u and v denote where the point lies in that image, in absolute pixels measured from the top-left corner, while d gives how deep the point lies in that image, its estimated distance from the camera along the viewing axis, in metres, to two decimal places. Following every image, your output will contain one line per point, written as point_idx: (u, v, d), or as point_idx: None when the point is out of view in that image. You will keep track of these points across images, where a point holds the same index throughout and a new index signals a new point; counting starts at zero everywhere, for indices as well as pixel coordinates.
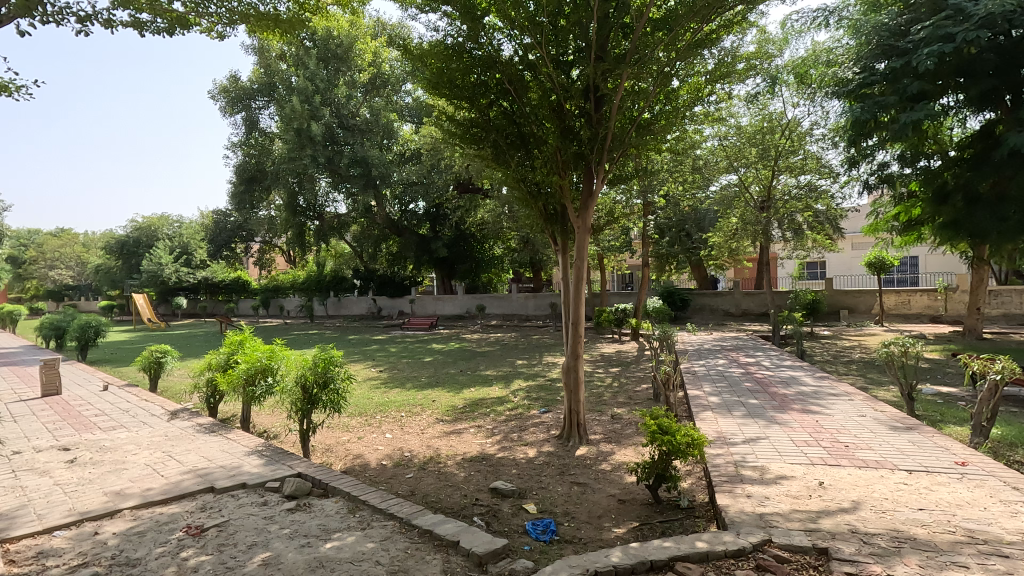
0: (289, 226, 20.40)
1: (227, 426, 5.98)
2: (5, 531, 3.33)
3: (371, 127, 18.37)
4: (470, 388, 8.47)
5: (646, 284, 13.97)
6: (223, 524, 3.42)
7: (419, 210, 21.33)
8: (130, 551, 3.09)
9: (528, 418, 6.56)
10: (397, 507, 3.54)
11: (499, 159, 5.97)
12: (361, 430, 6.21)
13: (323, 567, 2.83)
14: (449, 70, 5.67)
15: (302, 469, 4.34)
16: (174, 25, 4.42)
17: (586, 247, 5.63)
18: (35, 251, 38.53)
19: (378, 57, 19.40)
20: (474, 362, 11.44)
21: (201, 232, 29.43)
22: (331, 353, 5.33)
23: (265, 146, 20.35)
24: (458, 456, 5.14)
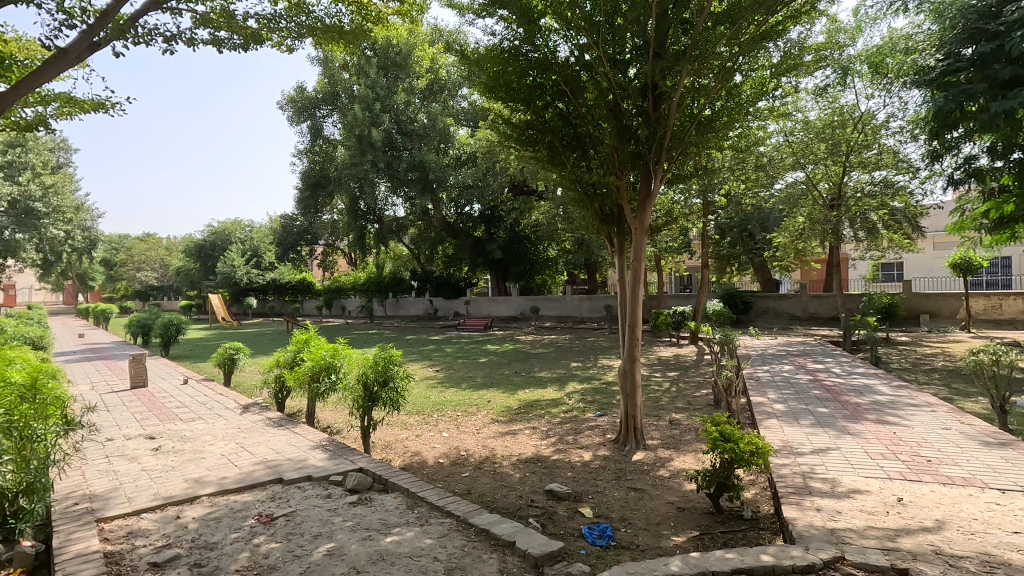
0: (351, 229, 21.16)
1: (294, 421, 6.27)
2: (101, 511, 3.63)
3: (428, 132, 18.77)
4: (525, 390, 8.49)
5: (706, 286, 13.53)
6: (291, 514, 3.58)
7: (474, 212, 21.61)
8: (208, 535, 3.30)
9: (583, 421, 6.50)
10: (455, 505, 3.59)
11: (555, 161, 5.97)
12: (419, 428, 6.35)
13: (384, 561, 2.91)
14: (506, 73, 5.73)
15: (363, 464, 4.49)
16: (249, 41, 4.66)
17: (643, 248, 5.55)
18: (125, 254, 41.89)
19: (436, 63, 19.85)
20: (529, 364, 11.46)
21: (270, 236, 31.03)
22: (390, 352, 5.49)
23: (328, 153, 21.21)
24: (514, 457, 5.17)
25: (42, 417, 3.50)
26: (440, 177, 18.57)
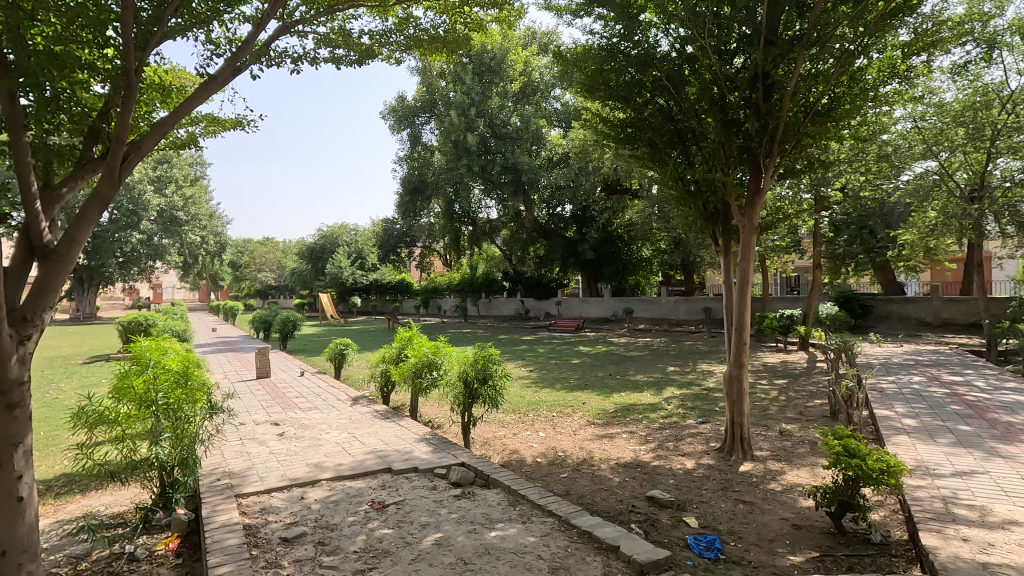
0: (447, 232, 21.94)
1: (399, 414, 6.61)
2: (238, 488, 4.05)
3: (521, 134, 18.98)
4: (621, 393, 8.33)
5: (818, 289, 12.51)
6: (401, 502, 3.79)
7: (566, 213, 21.56)
8: (329, 516, 3.57)
9: (683, 427, 6.27)
10: (556, 505, 3.60)
11: (655, 159, 5.80)
12: (515, 427, 6.44)
13: (489, 554, 2.99)
14: (604, 72, 5.68)
15: (465, 459, 4.64)
16: (364, 57, 4.72)
17: (751, 247, 5.25)
18: (249, 257, 46.40)
19: (529, 66, 20.09)
20: (624, 366, 11.23)
21: (372, 239, 32.95)
22: (489, 351, 5.62)
23: (426, 159, 22.10)
24: (612, 460, 5.09)
25: (188, 402, 3.87)
26: (532, 179, 18.73)
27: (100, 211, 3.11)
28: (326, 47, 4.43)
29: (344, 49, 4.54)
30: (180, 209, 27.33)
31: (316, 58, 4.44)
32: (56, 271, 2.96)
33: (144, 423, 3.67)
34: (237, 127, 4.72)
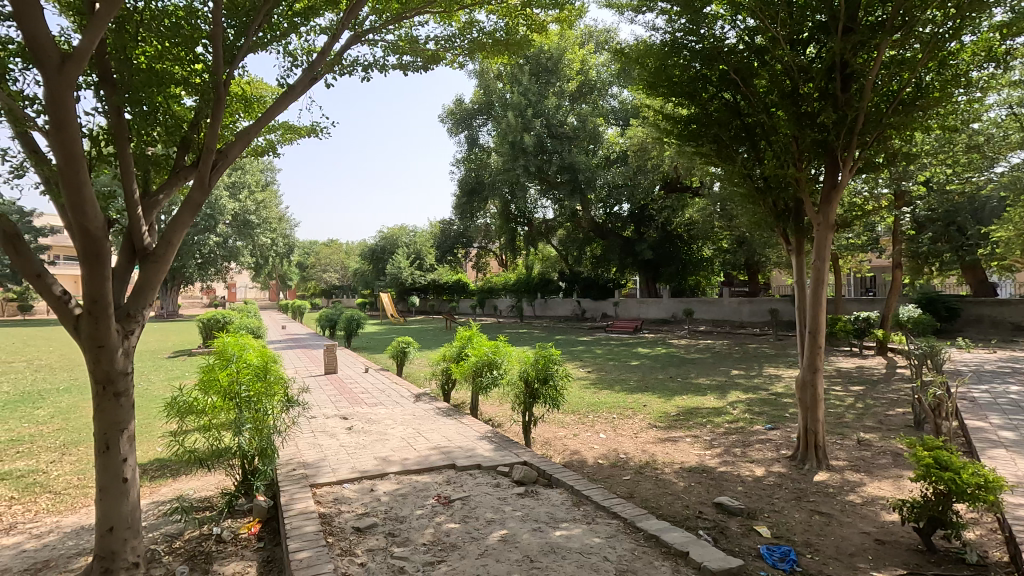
0: (503, 232, 22.09)
1: (460, 412, 6.73)
2: (313, 478, 4.25)
3: (578, 134, 18.86)
4: (683, 396, 8.12)
5: (898, 290, 11.72)
6: (466, 498, 3.86)
7: (623, 212, 21.25)
8: (398, 508, 3.69)
9: (751, 433, 6.04)
10: (621, 507, 3.56)
11: (721, 155, 5.63)
12: (575, 428, 6.41)
13: (555, 553, 2.99)
14: (667, 68, 5.57)
15: (527, 458, 4.67)
16: (429, 61, 4.79)
17: (828, 246, 4.99)
18: (314, 258, 48.51)
19: (586, 64, 19.96)
20: (685, 369, 10.95)
21: (430, 240, 33.65)
22: (550, 351, 5.62)
23: (483, 161, 22.33)
24: (677, 465, 4.98)
25: (267, 395, 4.09)
26: (589, 178, 18.56)
27: (193, 214, 3.31)
28: (394, 54, 4.57)
29: (411, 55, 4.64)
30: (253, 213, 28.91)
31: (384, 66, 4.57)
32: (154, 271, 3.19)
33: (228, 414, 3.88)
34: (311, 134, 4.95)
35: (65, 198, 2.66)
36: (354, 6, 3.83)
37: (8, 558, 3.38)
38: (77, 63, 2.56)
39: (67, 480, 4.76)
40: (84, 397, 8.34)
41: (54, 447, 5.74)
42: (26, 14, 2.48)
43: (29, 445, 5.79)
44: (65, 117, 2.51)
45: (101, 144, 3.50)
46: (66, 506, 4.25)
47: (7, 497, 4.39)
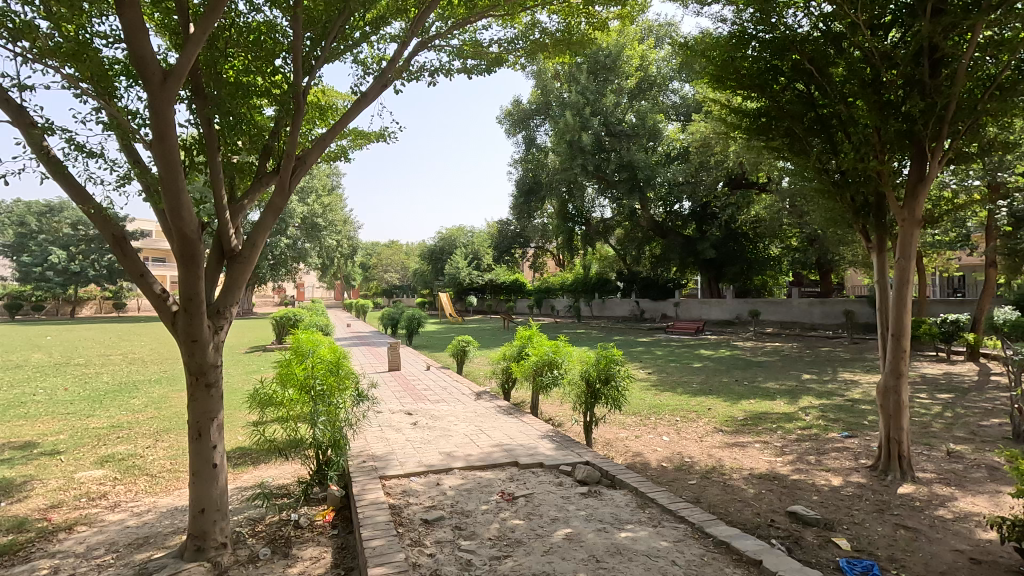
0: (560, 232, 22.01)
1: (521, 411, 6.77)
2: (382, 470, 4.42)
3: (637, 131, 18.53)
4: (750, 400, 7.82)
5: (991, 290, 10.79)
6: (530, 495, 3.89)
7: (685, 210, 20.70)
8: (463, 503, 3.77)
9: (826, 440, 5.74)
10: (688, 511, 3.48)
11: (794, 149, 5.40)
12: (638, 430, 6.31)
13: (622, 554, 2.97)
14: (735, 60, 5.40)
15: (590, 458, 4.64)
16: (493, 65, 4.85)
17: (914, 243, 4.66)
18: (376, 258, 50.14)
19: (646, 60, 19.57)
20: (751, 372, 10.53)
21: (488, 240, 34.02)
22: (612, 351, 5.54)
23: (540, 161, 22.35)
24: (745, 471, 4.81)
25: (339, 390, 4.25)
26: (648, 176, 18.22)
27: (275, 218, 3.50)
28: (459, 58, 4.65)
29: (474, 59, 4.71)
30: (320, 215, 30.27)
31: (449, 70, 4.66)
32: (240, 271, 3.40)
33: (303, 407, 4.04)
34: (379, 139, 5.13)
35: (166, 204, 2.88)
36: (422, 13, 3.94)
37: (115, 532, 3.72)
38: (177, 79, 2.77)
39: (162, 464, 5.17)
40: (173, 388, 9.02)
41: (150, 433, 6.25)
42: (135, 36, 2.72)
43: (129, 431, 6.33)
44: (166, 129, 2.72)
45: (193, 153, 3.76)
46: (162, 487, 4.62)
47: (112, 477, 4.83)
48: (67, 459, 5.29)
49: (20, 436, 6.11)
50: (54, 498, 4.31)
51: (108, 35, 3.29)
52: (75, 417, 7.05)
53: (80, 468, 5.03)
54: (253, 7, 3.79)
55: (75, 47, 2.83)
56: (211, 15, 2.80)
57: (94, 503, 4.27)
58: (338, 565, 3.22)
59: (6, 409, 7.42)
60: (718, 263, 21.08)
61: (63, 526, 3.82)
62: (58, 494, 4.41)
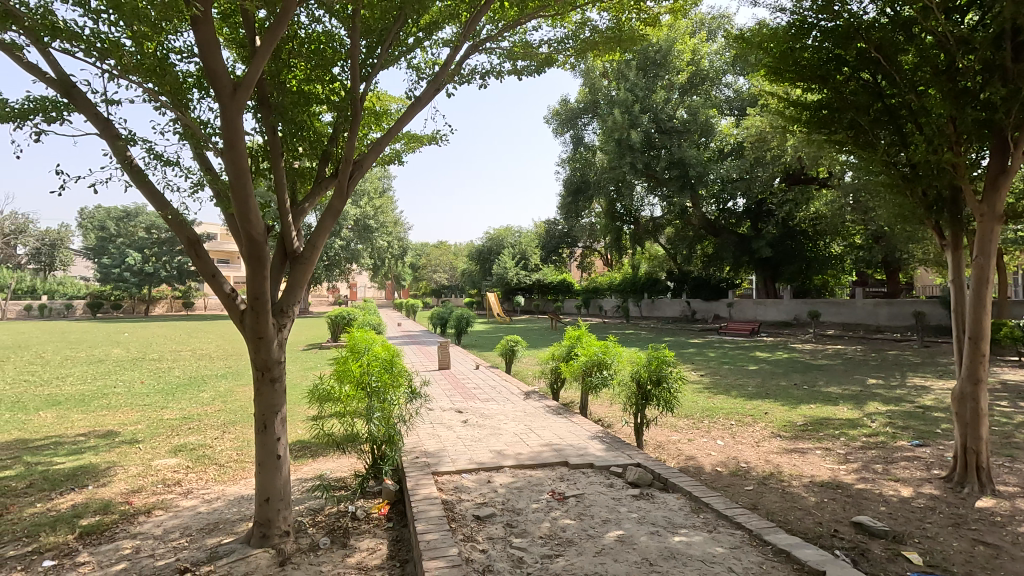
0: (609, 231, 21.75)
1: (570, 411, 6.75)
2: (435, 466, 4.51)
3: (689, 127, 18.09)
4: (810, 405, 7.50)
5: None
6: (580, 496, 3.88)
7: (739, 207, 20.05)
8: (514, 501, 3.81)
9: (894, 449, 5.44)
10: (745, 518, 3.38)
11: (859, 142, 5.14)
12: (690, 433, 6.19)
13: (676, 559, 2.92)
14: (794, 51, 5.20)
15: (641, 460, 4.58)
16: (543, 64, 4.85)
17: (994, 239, 4.35)
18: (426, 259, 51.11)
19: (698, 54, 19.06)
20: (811, 376, 10.09)
21: (535, 240, 34.05)
22: (663, 352, 5.43)
23: (588, 159, 22.18)
24: (806, 478, 4.63)
25: (393, 387, 4.35)
26: (700, 173, 17.75)
27: (334, 220, 3.61)
28: (510, 60, 4.69)
29: (525, 59, 4.73)
30: (372, 217, 31.15)
31: (500, 72, 4.70)
32: (301, 271, 3.54)
33: (359, 403, 4.15)
34: (432, 142, 5.23)
35: (236, 209, 3.04)
36: (474, 18, 3.99)
37: (189, 517, 3.97)
38: (246, 90, 2.92)
39: (229, 454, 5.48)
40: (238, 383, 9.50)
41: (218, 425, 6.62)
42: (208, 51, 2.88)
43: (199, 422, 6.72)
44: (235, 138, 2.88)
45: (258, 159, 3.95)
46: (229, 476, 4.89)
47: (184, 465, 5.15)
48: (144, 447, 5.67)
49: (103, 425, 6.60)
50: (134, 483, 4.63)
51: (184, 50, 3.51)
52: (151, 409, 7.56)
53: (157, 456, 5.39)
54: (313, 18, 3.95)
55: (154, 62, 3.03)
56: (277, 29, 2.94)
57: (170, 489, 4.56)
58: (394, 557, 3.31)
59: (91, 400, 8.02)
60: (775, 262, 20.28)
61: (143, 509, 4.10)
62: (138, 479, 4.74)
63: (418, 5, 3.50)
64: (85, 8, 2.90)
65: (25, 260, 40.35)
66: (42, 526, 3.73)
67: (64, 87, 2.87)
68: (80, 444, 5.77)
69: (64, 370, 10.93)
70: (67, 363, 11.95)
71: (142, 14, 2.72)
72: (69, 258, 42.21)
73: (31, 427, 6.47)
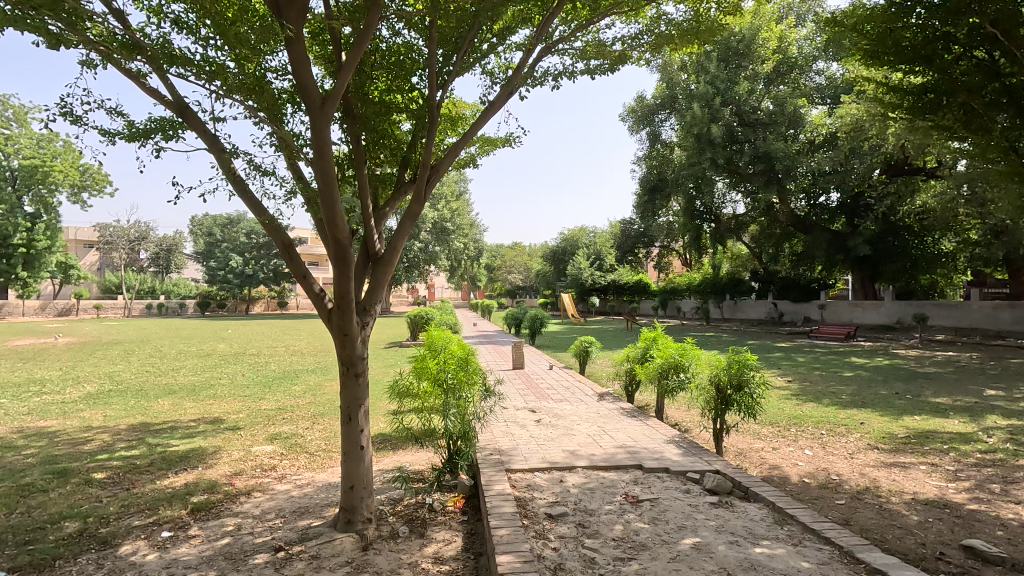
0: (687, 230, 20.97)
1: (645, 414, 6.60)
2: (507, 464, 4.59)
3: (775, 119, 17.04)
4: (914, 417, 6.86)
5: None
6: (655, 500, 3.80)
7: (831, 202, 18.69)
8: (586, 501, 3.80)
9: (1016, 468, 4.86)
10: (835, 533, 3.16)
11: (972, 127, 4.68)
12: (775, 441, 5.88)
13: (757, 572, 2.79)
14: (895, 31, 4.80)
15: (720, 467, 4.39)
16: (616, 62, 4.73)
17: None
18: (501, 260, 51.83)
19: (785, 40, 18.04)
20: (916, 385, 9.23)
21: (610, 240, 33.52)
22: (745, 355, 5.13)
23: (665, 157, 21.48)
24: (907, 495, 4.25)
25: (468, 384, 4.41)
26: (788, 166, 16.74)
27: (412, 224, 3.71)
28: (582, 60, 4.64)
29: (598, 58, 4.66)
30: (449, 220, 32.01)
31: (573, 72, 4.67)
32: (383, 272, 3.71)
33: (436, 399, 4.26)
34: (506, 144, 5.28)
35: (324, 213, 3.24)
36: (547, 20, 4.02)
37: (283, 500, 4.29)
38: (333, 102, 3.12)
39: (317, 444, 5.86)
40: (326, 378, 10.10)
41: (308, 416, 7.10)
42: (299, 69, 3.10)
43: (292, 413, 7.24)
44: (323, 147, 3.05)
45: (344, 167, 4.21)
46: (318, 464, 5.23)
47: (279, 452, 5.57)
48: (245, 435, 6.18)
49: (211, 413, 7.28)
50: (237, 467, 5.07)
51: (280, 70, 3.80)
52: (251, 400, 8.21)
53: (256, 443, 5.86)
54: (393, 31, 4.13)
55: (254, 81, 3.32)
56: (360, 44, 3.13)
57: (266, 473, 4.96)
58: (468, 549, 3.41)
59: (201, 390, 8.85)
60: (874, 261, 18.69)
61: (243, 491, 4.49)
62: (239, 463, 5.18)
63: (493, 11, 3.55)
64: (197, 37, 3.22)
65: (146, 263, 45.09)
66: (160, 501, 4.18)
67: (178, 107, 3.19)
68: (193, 430, 6.40)
69: (178, 363, 12.11)
70: (181, 356, 13.24)
71: (242, 38, 2.98)
72: (182, 261, 46.69)
73: (151, 412, 7.24)
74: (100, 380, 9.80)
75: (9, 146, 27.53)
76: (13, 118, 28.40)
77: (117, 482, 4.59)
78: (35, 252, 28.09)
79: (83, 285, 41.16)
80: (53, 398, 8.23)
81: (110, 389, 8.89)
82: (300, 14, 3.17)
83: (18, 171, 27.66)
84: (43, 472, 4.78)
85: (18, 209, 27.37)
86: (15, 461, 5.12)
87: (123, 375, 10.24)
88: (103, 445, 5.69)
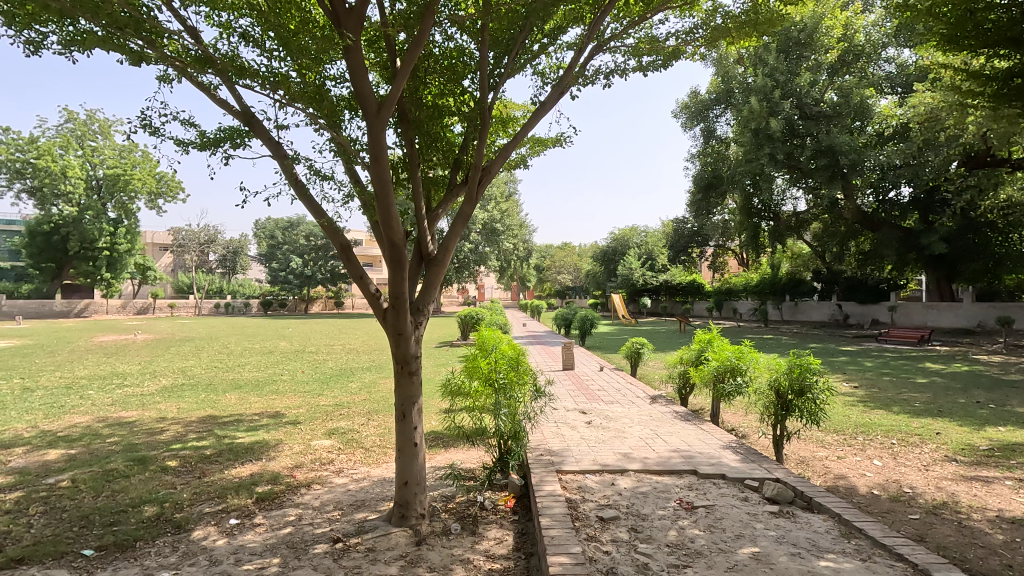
0: (743, 228, 20.16)
1: (700, 418, 6.39)
2: (559, 465, 4.58)
3: (840, 111, 16.27)
4: (999, 428, 6.34)
5: None
6: (711, 507, 3.69)
7: (902, 197, 17.58)
8: (640, 505, 3.74)
9: None
10: (909, 549, 2.97)
11: None
12: (842, 449, 5.61)
13: None
14: (977, 13, 4.44)
15: (781, 475, 4.21)
16: (669, 58, 4.62)
17: None
18: (550, 260, 52.00)
19: (851, 27, 17.17)
20: (1001, 393, 8.53)
21: (662, 240, 32.76)
22: (807, 359, 4.85)
23: (720, 153, 20.83)
24: (992, 512, 3.93)
25: (518, 384, 4.41)
26: (854, 161, 15.87)
27: (464, 225, 3.73)
28: (631, 55, 4.55)
29: (650, 54, 4.56)
30: (499, 221, 32.31)
31: (624, 70, 4.57)
32: (436, 272, 3.76)
33: (487, 399, 4.25)
34: (556, 144, 5.26)
35: (379, 216, 3.32)
36: (598, 18, 3.96)
37: (340, 493, 4.44)
38: (388, 107, 3.19)
39: (373, 440, 6.03)
40: (380, 376, 10.35)
41: (363, 413, 7.32)
42: (357, 76, 3.20)
43: (348, 410, 7.47)
44: (379, 150, 3.13)
45: (398, 171, 4.30)
46: (373, 459, 5.38)
47: (337, 446, 5.77)
48: (306, 429, 6.44)
49: (273, 407, 7.64)
50: (297, 460, 5.29)
51: (338, 77, 3.94)
52: (310, 395, 8.55)
53: (315, 437, 6.11)
54: (446, 35, 4.20)
55: (314, 89, 3.44)
56: (415, 49, 3.20)
57: (325, 467, 5.14)
58: (519, 549, 3.41)
59: (263, 386, 9.26)
60: (951, 260, 17.44)
61: (304, 483, 4.67)
62: (299, 457, 5.40)
63: (544, 13, 3.53)
64: (262, 49, 3.38)
65: (215, 265, 47.77)
66: (228, 489, 4.42)
67: (245, 116, 3.36)
68: (257, 423, 6.72)
69: (244, 360, 12.76)
70: (245, 354, 13.90)
71: (304, 48, 3.08)
72: (247, 263, 49.19)
73: (220, 406, 7.67)
74: (175, 375, 10.43)
75: (95, 157, 30.07)
76: (99, 131, 30.79)
77: (190, 471, 4.89)
78: (117, 254, 30.24)
79: (159, 285, 44.02)
80: (134, 390, 8.86)
81: (182, 383, 9.46)
82: (358, 23, 3.30)
83: (103, 180, 30.05)
84: (125, 459, 5.15)
85: (102, 214, 29.64)
86: (102, 448, 5.53)
87: (194, 370, 10.89)
88: (177, 436, 6.07)
